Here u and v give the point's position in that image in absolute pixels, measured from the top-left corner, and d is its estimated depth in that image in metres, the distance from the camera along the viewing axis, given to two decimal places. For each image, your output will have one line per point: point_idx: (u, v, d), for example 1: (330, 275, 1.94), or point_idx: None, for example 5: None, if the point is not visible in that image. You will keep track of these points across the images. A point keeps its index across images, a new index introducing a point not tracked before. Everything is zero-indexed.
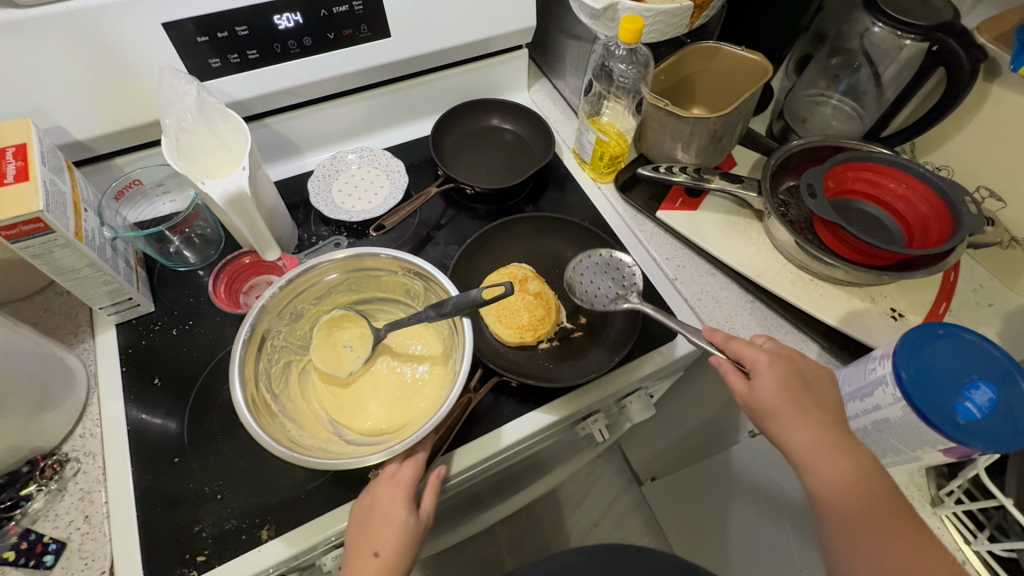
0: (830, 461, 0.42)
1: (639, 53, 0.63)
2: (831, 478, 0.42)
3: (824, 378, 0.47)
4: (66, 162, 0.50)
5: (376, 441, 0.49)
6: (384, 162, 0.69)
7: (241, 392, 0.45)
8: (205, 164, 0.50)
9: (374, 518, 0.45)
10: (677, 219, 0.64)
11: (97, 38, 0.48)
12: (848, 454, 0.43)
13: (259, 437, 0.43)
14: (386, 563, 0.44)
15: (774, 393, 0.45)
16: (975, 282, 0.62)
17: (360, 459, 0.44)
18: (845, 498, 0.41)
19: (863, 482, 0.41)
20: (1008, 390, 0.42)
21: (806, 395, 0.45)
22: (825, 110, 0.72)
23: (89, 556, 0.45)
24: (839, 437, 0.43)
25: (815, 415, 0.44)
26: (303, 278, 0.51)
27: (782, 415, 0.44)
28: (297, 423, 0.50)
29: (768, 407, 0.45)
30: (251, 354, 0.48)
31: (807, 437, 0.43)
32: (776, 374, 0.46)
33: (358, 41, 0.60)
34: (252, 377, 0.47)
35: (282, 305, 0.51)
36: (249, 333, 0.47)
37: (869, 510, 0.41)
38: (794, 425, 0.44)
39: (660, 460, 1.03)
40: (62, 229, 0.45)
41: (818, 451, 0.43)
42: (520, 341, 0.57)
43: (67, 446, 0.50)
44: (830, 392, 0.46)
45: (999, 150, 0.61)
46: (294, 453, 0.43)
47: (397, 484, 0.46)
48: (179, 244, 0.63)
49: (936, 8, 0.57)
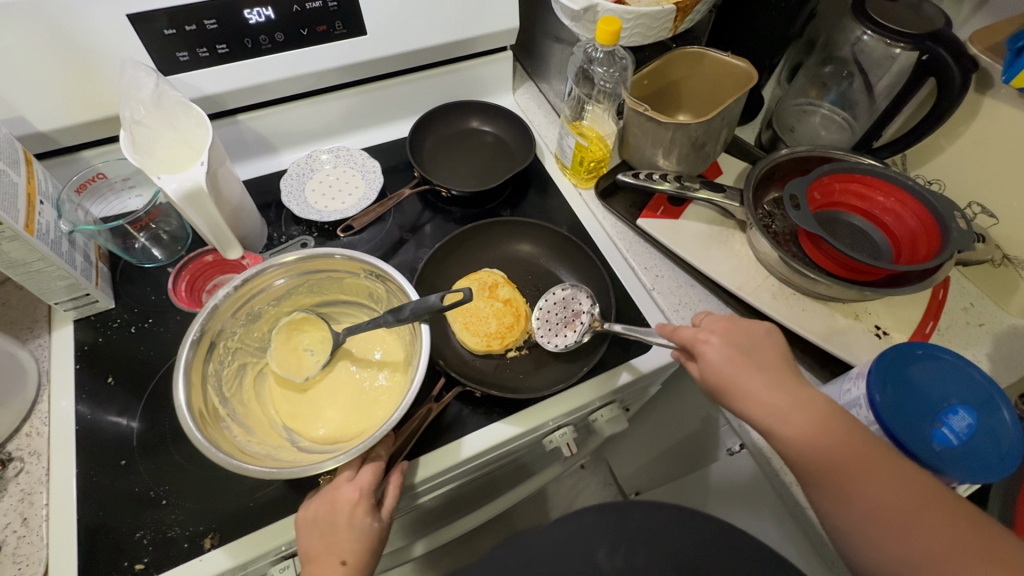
0: (790, 423, 0.40)
1: (618, 56, 0.61)
2: (795, 436, 0.40)
3: (762, 336, 0.45)
4: (23, 154, 0.49)
5: (327, 449, 0.48)
6: (360, 163, 0.68)
7: (184, 394, 0.44)
8: (163, 158, 0.49)
9: (336, 530, 0.43)
10: (658, 227, 0.62)
11: (57, 28, 0.47)
12: (805, 409, 0.40)
13: (198, 443, 0.41)
14: (353, 569, 0.43)
15: (720, 361, 0.43)
16: (966, 300, 0.59)
17: (309, 467, 0.41)
18: (814, 452, 0.39)
19: (825, 430, 0.39)
20: (989, 415, 0.40)
21: (743, 362, 0.43)
22: (814, 120, 0.70)
23: (23, 561, 0.44)
24: (787, 394, 0.41)
25: (763, 376, 0.42)
26: (256, 280, 0.51)
27: (732, 383, 0.42)
28: (246, 428, 0.49)
29: (719, 376, 0.43)
30: (200, 357, 0.47)
31: (760, 399, 0.41)
32: (715, 341, 0.44)
33: (333, 39, 0.59)
34: (199, 382, 0.47)
35: (236, 307, 0.51)
36: (198, 334, 0.47)
37: (841, 459, 0.38)
38: (744, 390, 0.42)
39: (643, 474, 1.00)
40: (10, 222, 0.44)
41: (774, 414, 0.41)
42: (487, 349, 0.55)
43: (12, 444, 0.49)
44: (772, 347, 0.44)
45: (993, 165, 0.58)
46: (234, 459, 0.42)
47: (359, 489, 0.44)
48: (145, 241, 0.61)
49: (929, 17, 0.55)
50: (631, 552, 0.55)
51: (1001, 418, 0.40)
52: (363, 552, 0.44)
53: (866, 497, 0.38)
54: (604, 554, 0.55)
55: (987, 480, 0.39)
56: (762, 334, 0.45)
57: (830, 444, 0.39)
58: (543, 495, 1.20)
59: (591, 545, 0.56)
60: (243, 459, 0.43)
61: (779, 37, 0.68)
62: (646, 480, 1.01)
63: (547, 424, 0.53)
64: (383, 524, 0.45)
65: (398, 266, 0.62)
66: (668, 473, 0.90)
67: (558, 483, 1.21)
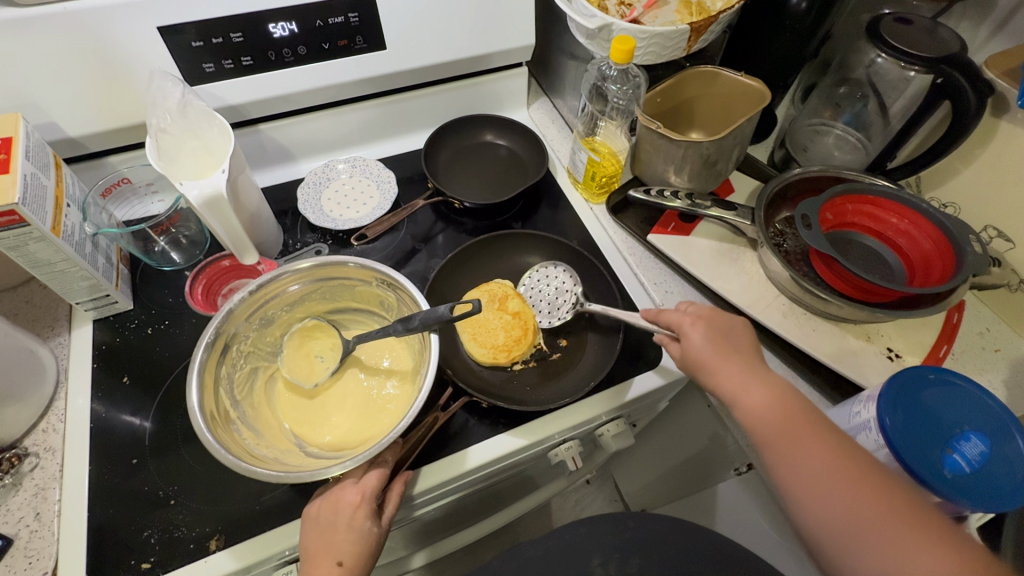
0: (748, 391, 0.43)
1: (632, 74, 0.63)
2: (753, 402, 0.42)
3: (739, 325, 0.48)
4: (53, 158, 0.51)
5: (334, 456, 0.49)
6: (375, 173, 0.69)
7: (197, 395, 0.45)
8: (185, 164, 0.51)
9: (337, 530, 0.43)
10: (668, 244, 0.62)
11: (92, 37, 0.49)
12: (766, 382, 0.43)
13: (208, 444, 0.42)
14: (349, 571, 0.43)
15: (694, 336, 0.47)
16: (981, 325, 0.58)
17: (316, 472, 0.42)
18: (768, 419, 0.41)
19: (785, 406, 0.42)
20: (1002, 443, 0.40)
21: (725, 341, 0.46)
22: (827, 140, 0.70)
23: (33, 555, 0.45)
24: (751, 369, 0.44)
25: (730, 353, 0.45)
26: (271, 285, 0.52)
27: (699, 358, 0.46)
28: (256, 431, 0.50)
29: (691, 352, 0.47)
30: (213, 359, 0.48)
31: (724, 370, 0.44)
32: (697, 322, 0.47)
33: (353, 53, 0.60)
34: (212, 384, 0.48)
35: (251, 311, 0.52)
36: (213, 337, 0.48)
37: (791, 428, 0.41)
38: (710, 364, 0.45)
39: (649, 491, 0.99)
40: (37, 223, 0.45)
41: (737, 382, 0.44)
42: (494, 361, 0.55)
43: (28, 440, 0.50)
44: (744, 334, 0.48)
45: (1008, 190, 0.58)
46: (243, 461, 0.42)
47: (362, 492, 0.45)
48: (164, 244, 0.63)
49: (944, 40, 0.55)
50: (625, 561, 0.56)
51: (1014, 445, 0.40)
52: (361, 556, 0.43)
53: (811, 463, 0.39)
54: (607, 561, 0.56)
55: (993, 511, 0.38)
56: (738, 325, 0.49)
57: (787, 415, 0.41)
58: (547, 509, 1.19)
59: (587, 554, 0.57)
60: (251, 461, 0.43)
61: (794, 58, 0.68)
62: (651, 499, 0.99)
63: (554, 437, 0.53)
64: (383, 531, 0.45)
65: (410, 275, 0.63)
66: (675, 491, 0.88)
67: (563, 497, 1.20)
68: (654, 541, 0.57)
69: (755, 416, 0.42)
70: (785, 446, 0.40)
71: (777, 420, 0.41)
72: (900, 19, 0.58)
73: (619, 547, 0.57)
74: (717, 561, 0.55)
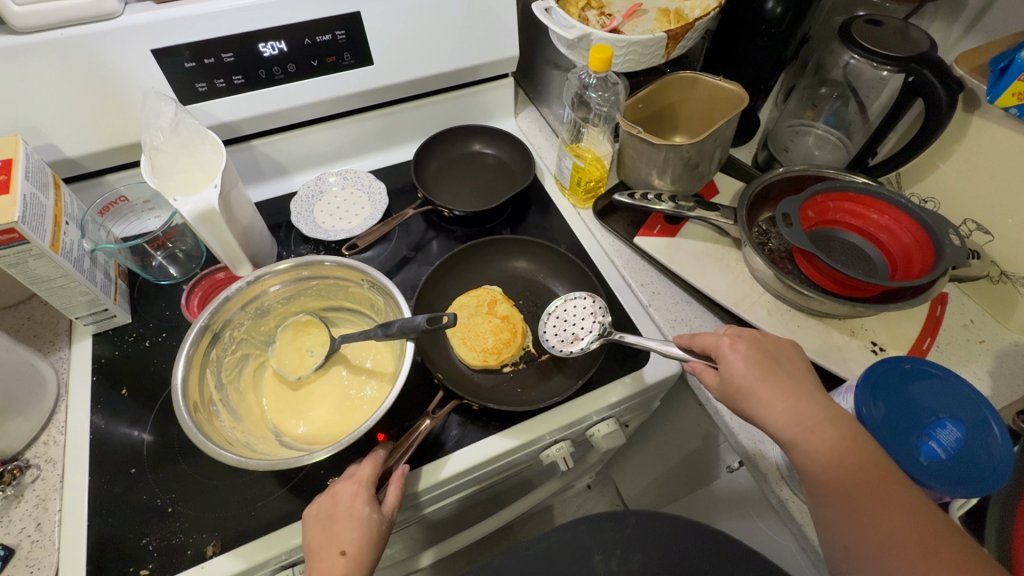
0: (813, 436, 0.41)
1: (612, 81, 0.64)
2: (818, 452, 0.40)
3: (789, 349, 0.46)
4: (53, 178, 0.53)
5: (304, 448, 0.51)
6: (366, 184, 0.71)
7: (181, 378, 0.48)
8: (179, 181, 0.53)
9: (337, 520, 0.44)
10: (654, 245, 0.63)
11: (89, 61, 0.51)
12: (832, 424, 0.41)
13: (184, 425, 0.45)
14: (354, 561, 0.43)
15: (744, 367, 0.44)
16: (966, 317, 0.59)
17: (299, 459, 0.44)
18: (833, 471, 0.40)
19: (850, 453, 0.40)
20: (979, 429, 0.41)
21: (774, 367, 0.44)
22: (808, 139, 0.72)
23: (35, 564, 0.46)
24: (817, 409, 0.42)
25: (787, 389, 0.43)
26: (260, 281, 0.55)
27: (753, 394, 0.43)
28: (236, 416, 0.54)
29: (740, 386, 0.44)
30: (204, 343, 0.52)
31: (785, 412, 0.42)
32: (743, 349, 0.45)
33: (341, 68, 0.62)
34: (200, 365, 0.52)
35: (244, 301, 0.55)
36: (205, 325, 0.52)
37: (865, 483, 0.39)
38: (767, 402, 0.42)
39: (648, 493, 0.99)
40: (36, 241, 0.47)
41: (801, 425, 0.41)
42: (483, 364, 0.56)
43: (29, 452, 0.51)
44: (799, 361, 0.45)
45: (985, 184, 0.59)
46: (212, 442, 0.45)
47: (357, 481, 0.45)
48: (162, 259, 0.65)
49: (915, 40, 0.56)
50: (623, 559, 0.57)
51: (992, 434, 0.40)
52: (364, 544, 0.43)
53: (883, 522, 0.38)
54: (601, 559, 0.57)
55: (974, 494, 0.39)
56: (787, 348, 0.47)
57: (853, 467, 0.39)
58: (549, 510, 1.19)
59: (585, 553, 0.58)
60: (222, 443, 0.47)
61: (771, 60, 0.70)
62: (651, 501, 0.99)
63: (545, 438, 0.54)
64: (384, 517, 0.44)
65: (402, 282, 0.64)
66: (673, 492, 0.89)
67: (564, 502, 1.20)
68: (649, 539, 0.58)
69: (822, 467, 0.40)
70: (855, 501, 0.39)
71: (846, 474, 0.39)
72: (872, 21, 0.59)
73: (616, 546, 0.58)
74: (710, 557, 0.56)
